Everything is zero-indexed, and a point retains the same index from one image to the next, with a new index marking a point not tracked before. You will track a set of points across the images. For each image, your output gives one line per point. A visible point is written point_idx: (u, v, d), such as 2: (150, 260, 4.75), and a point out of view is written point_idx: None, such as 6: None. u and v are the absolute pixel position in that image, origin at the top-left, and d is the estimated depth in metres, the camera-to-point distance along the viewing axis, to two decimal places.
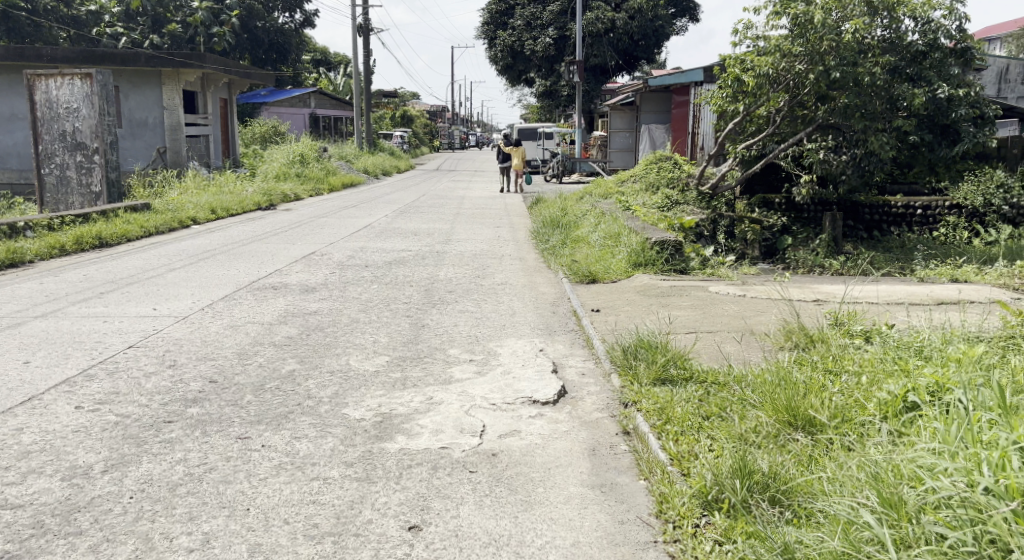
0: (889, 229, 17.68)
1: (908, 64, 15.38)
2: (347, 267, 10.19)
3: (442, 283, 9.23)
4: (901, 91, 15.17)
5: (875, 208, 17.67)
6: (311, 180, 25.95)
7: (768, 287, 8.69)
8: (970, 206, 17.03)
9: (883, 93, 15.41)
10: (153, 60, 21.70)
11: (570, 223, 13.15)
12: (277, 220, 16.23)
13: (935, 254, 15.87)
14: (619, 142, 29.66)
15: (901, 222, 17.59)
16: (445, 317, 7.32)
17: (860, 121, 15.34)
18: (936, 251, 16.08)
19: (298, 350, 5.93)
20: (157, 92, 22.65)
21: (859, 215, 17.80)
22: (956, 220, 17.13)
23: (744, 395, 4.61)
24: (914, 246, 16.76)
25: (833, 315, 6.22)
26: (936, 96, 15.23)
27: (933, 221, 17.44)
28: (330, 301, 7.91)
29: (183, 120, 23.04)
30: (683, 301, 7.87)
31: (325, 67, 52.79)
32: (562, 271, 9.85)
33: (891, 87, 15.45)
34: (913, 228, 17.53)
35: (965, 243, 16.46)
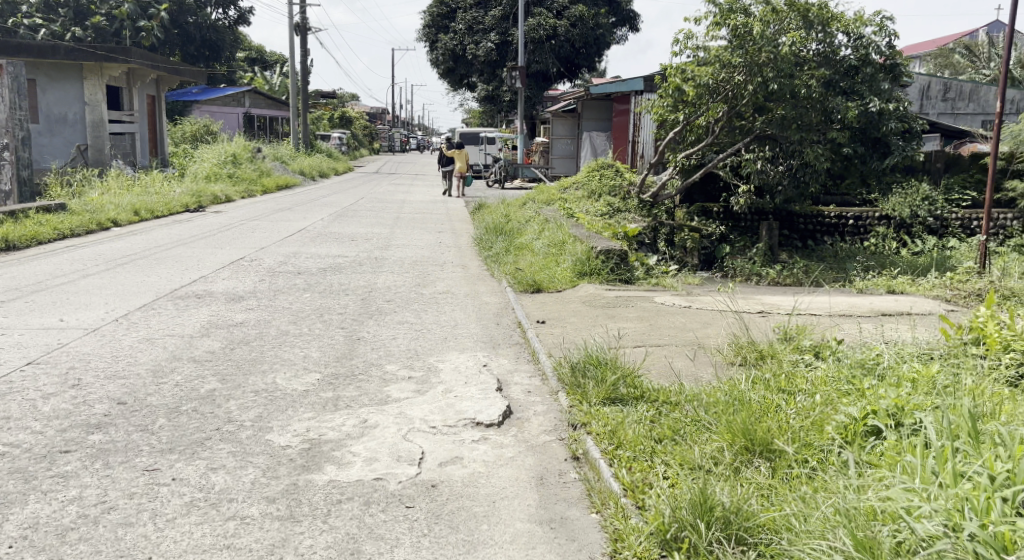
0: (822, 238, 17.86)
1: (842, 78, 15.54)
2: (277, 274, 9.73)
3: (379, 291, 8.83)
4: (836, 104, 15.31)
5: (809, 219, 17.78)
6: (244, 181, 25.22)
7: (712, 297, 8.45)
8: (898, 218, 17.51)
9: (817, 105, 15.50)
10: (73, 53, 20.80)
11: (512, 230, 12.86)
12: (206, 223, 15.62)
13: (867, 263, 16.17)
14: (560, 149, 29.52)
15: (833, 232, 17.81)
16: (382, 329, 6.94)
17: (797, 133, 15.43)
18: (869, 260, 16.36)
19: (219, 368, 5.52)
20: (77, 86, 21.73)
21: (794, 225, 17.84)
22: (885, 231, 17.58)
23: (700, 415, 4.28)
24: (849, 255, 16.96)
25: (782, 329, 5.87)
26: (868, 109, 15.41)
27: (864, 232, 17.79)
28: (258, 311, 7.47)
29: (106, 116, 22.14)
30: (626, 313, 7.57)
31: (261, 67, 51.68)
32: (505, 279, 9.57)
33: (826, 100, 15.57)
34: (845, 238, 17.77)
35: (894, 253, 17.01)
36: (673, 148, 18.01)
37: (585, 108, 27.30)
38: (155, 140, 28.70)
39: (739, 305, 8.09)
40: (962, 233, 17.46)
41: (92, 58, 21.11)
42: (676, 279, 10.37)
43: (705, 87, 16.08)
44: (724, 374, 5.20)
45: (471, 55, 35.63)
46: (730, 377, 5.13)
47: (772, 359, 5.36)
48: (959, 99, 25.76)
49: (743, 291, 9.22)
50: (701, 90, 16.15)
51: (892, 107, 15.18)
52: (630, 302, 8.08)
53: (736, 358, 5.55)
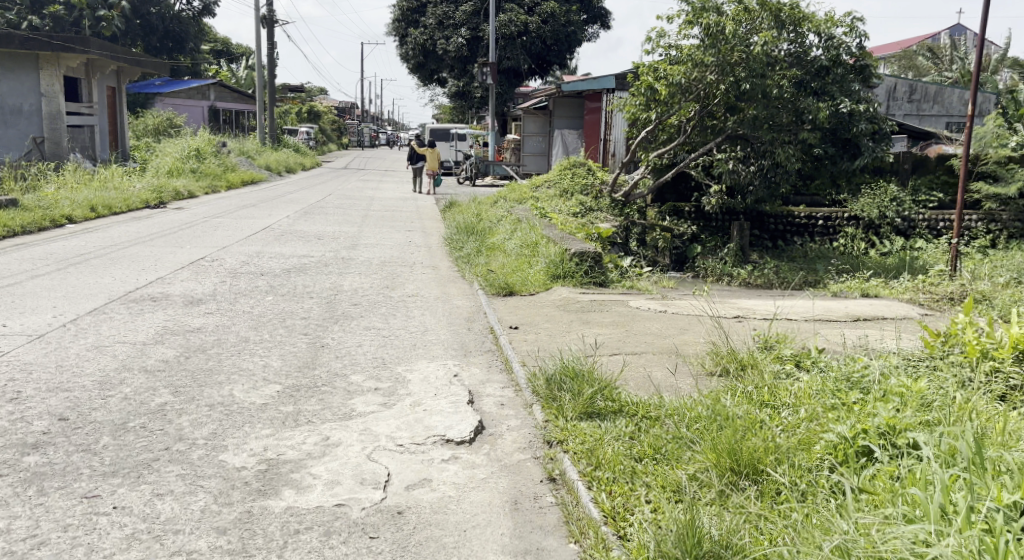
0: (793, 239, 17.86)
1: (813, 78, 15.45)
2: (239, 274, 9.40)
3: (345, 294, 8.54)
4: (807, 105, 15.23)
5: (780, 218, 17.79)
6: (208, 176, 24.69)
7: (687, 302, 8.25)
8: (867, 219, 17.50)
9: (789, 104, 15.39)
10: (28, 43, 20.17)
11: (484, 229, 12.59)
12: (166, 220, 15.20)
13: (837, 265, 16.10)
14: (531, 146, 29.31)
15: (803, 233, 17.81)
16: (347, 335, 6.67)
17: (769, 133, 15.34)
18: (838, 261, 16.34)
19: (172, 379, 5.22)
20: (33, 77, 21.10)
21: (765, 225, 17.87)
22: (854, 232, 17.56)
23: (683, 431, 4.05)
24: (820, 256, 16.90)
25: (762, 337, 5.64)
26: (838, 110, 15.48)
27: (833, 233, 17.77)
28: (216, 315, 7.17)
29: (63, 108, 21.54)
30: (600, 318, 7.33)
31: (227, 59, 50.87)
32: (476, 281, 9.32)
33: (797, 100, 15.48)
34: (814, 239, 17.76)
35: (863, 254, 17.02)
36: (645, 148, 17.86)
37: (556, 106, 27.08)
38: (117, 134, 28.04)
39: (714, 309, 7.89)
40: (929, 234, 17.45)
41: (48, 48, 20.53)
42: (651, 281, 10.17)
43: (678, 86, 15.94)
44: (704, 385, 4.98)
45: (441, 51, 35.28)
46: (711, 388, 4.91)
47: (754, 369, 5.15)
48: (924, 101, 25.90)
49: (718, 294, 9.02)
50: (673, 89, 16.01)
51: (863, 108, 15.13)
52: (605, 306, 7.86)
53: (715, 367, 5.33)
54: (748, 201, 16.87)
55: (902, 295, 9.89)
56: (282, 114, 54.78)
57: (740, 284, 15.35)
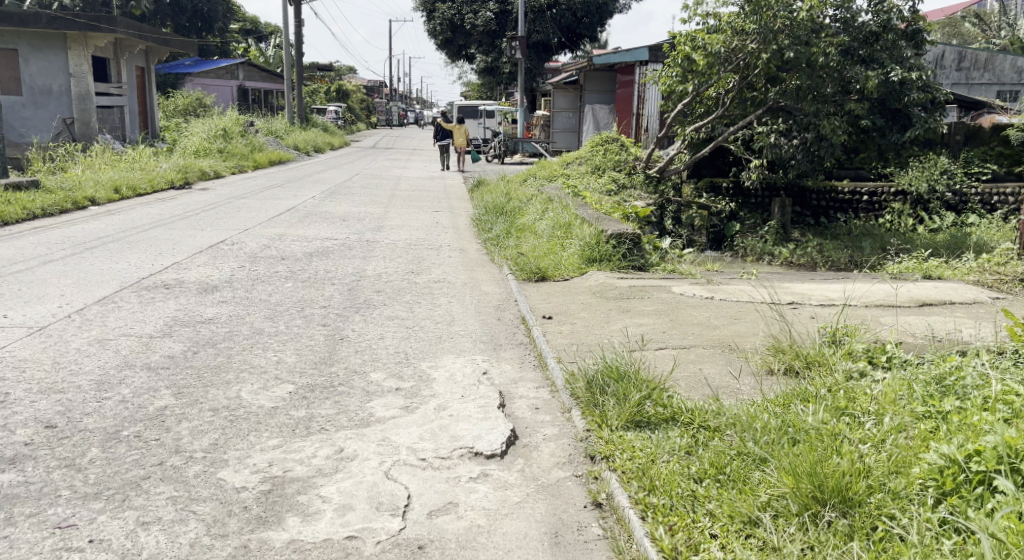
0: (835, 215, 17.06)
1: (861, 46, 14.66)
2: (259, 259, 8.93)
3: (369, 280, 8.04)
4: (854, 74, 14.41)
5: (822, 194, 16.98)
6: (235, 156, 24.34)
7: (735, 286, 7.66)
8: (915, 193, 16.66)
9: (835, 74, 14.62)
10: (56, 22, 19.91)
11: (514, 210, 12.03)
12: (190, 201, 14.82)
13: (882, 243, 15.36)
14: (562, 122, 28.64)
15: (847, 209, 17.04)
16: (369, 327, 6.16)
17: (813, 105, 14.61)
18: (885, 238, 15.56)
19: (176, 376, 4.73)
20: (62, 57, 20.76)
21: (806, 201, 17.04)
22: (901, 207, 16.72)
23: (750, 445, 3.53)
24: (865, 234, 16.12)
25: (829, 330, 5.08)
26: (889, 79, 14.54)
27: (878, 208, 16.96)
28: (232, 304, 6.71)
29: (92, 89, 21.22)
30: (640, 308, 6.74)
31: (255, 37, 50.44)
32: (506, 266, 8.81)
33: (844, 70, 14.70)
34: (858, 215, 16.98)
35: (910, 230, 16.18)
36: (681, 122, 17.16)
37: (587, 80, 26.32)
38: (145, 114, 27.75)
39: (764, 295, 7.30)
40: (982, 208, 16.64)
41: (75, 27, 20.19)
42: (692, 264, 9.59)
43: (718, 55, 15.19)
44: (765, 388, 4.45)
45: (469, 26, 34.62)
46: (773, 391, 4.38)
47: (820, 369, 4.61)
48: (974, 68, 24.79)
49: (767, 276, 8.43)
50: (712, 59, 15.29)
51: (914, 76, 14.34)
52: (647, 292, 7.30)
53: (775, 366, 4.80)
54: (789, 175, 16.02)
55: (966, 276, 9.21)
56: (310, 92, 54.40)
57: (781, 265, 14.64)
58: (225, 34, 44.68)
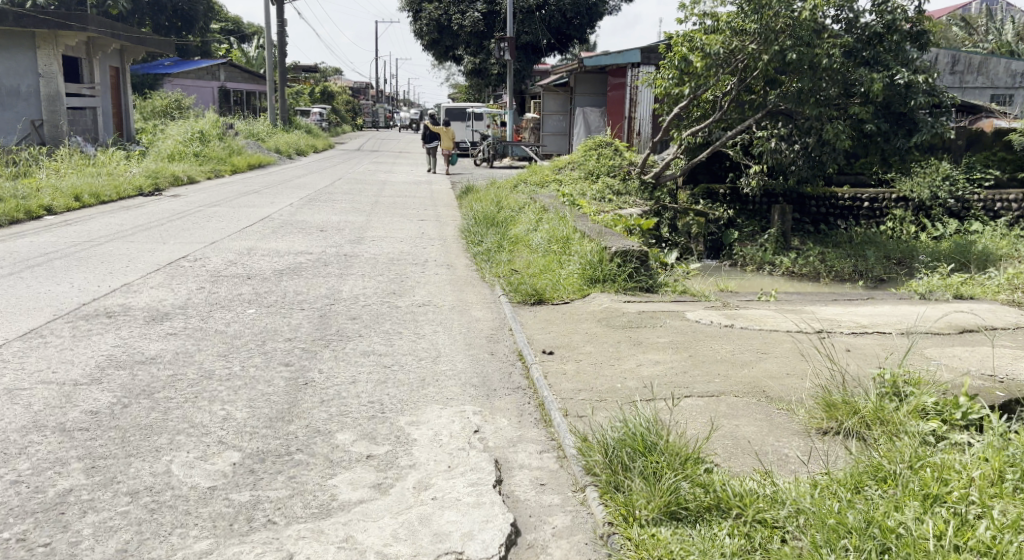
0: (835, 222, 16.29)
1: (865, 46, 13.92)
2: (221, 279, 8.02)
3: (343, 304, 7.14)
4: (859, 75, 13.65)
5: (822, 200, 16.24)
6: (212, 160, 23.37)
7: (754, 310, 6.87)
8: (917, 200, 15.90)
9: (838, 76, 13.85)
10: (23, 20, 18.90)
11: (505, 220, 11.16)
12: (158, 210, 13.86)
13: (887, 252, 14.55)
14: (551, 125, 27.81)
15: (847, 216, 16.23)
16: (339, 368, 5.27)
17: (815, 108, 13.86)
18: (888, 246, 14.76)
19: (94, 440, 3.82)
20: (30, 57, 19.78)
21: (805, 207, 16.34)
22: (903, 214, 15.89)
23: (828, 556, 2.71)
24: (867, 242, 15.27)
25: (894, 372, 4.13)
26: (894, 81, 13.69)
27: (880, 215, 16.16)
28: (182, 337, 5.80)
29: (62, 90, 20.27)
30: (652, 340, 5.90)
31: (238, 38, 49.26)
32: (499, 285, 7.99)
33: (847, 72, 13.95)
34: (859, 222, 16.16)
35: (913, 237, 15.40)
36: (677, 126, 16.36)
37: (577, 83, 25.52)
38: (120, 117, 26.68)
39: (790, 322, 6.50)
40: (986, 215, 15.77)
41: (45, 26, 19.23)
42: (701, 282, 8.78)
43: (716, 57, 14.47)
44: (824, 459, 3.60)
45: (456, 27, 33.76)
46: (835, 462, 3.52)
47: (886, 427, 3.74)
48: (967, 72, 24.12)
49: (786, 296, 7.64)
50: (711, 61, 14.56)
51: (922, 78, 13.59)
52: (657, 319, 6.45)
53: (827, 422, 3.94)
54: (789, 182, 15.28)
55: (998, 294, 8.38)
56: (294, 95, 53.29)
57: (781, 277, 13.89)
58: (206, 34, 43.58)
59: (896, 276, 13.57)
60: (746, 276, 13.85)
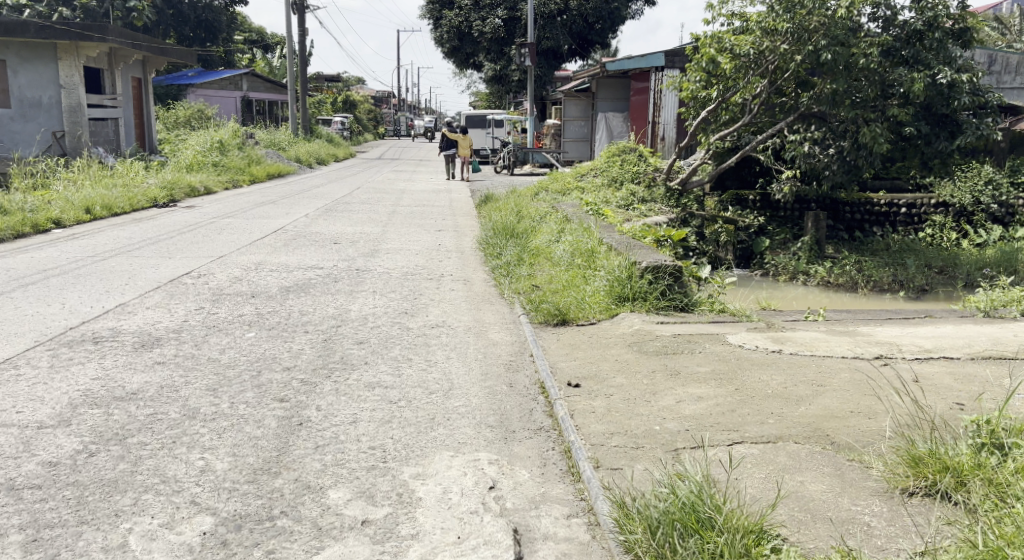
0: (871, 229, 15.46)
1: (904, 45, 13.19)
2: (223, 297, 7.46)
3: (350, 326, 6.55)
4: (897, 76, 12.92)
5: (857, 206, 15.41)
6: (231, 170, 22.97)
7: (802, 334, 6.25)
8: (959, 205, 15.12)
9: (875, 77, 13.16)
10: (43, 31, 18.56)
11: (526, 231, 10.56)
12: (170, 221, 13.40)
13: (928, 260, 13.76)
14: (573, 131, 27.18)
15: (883, 222, 15.41)
16: (340, 403, 4.69)
17: (852, 110, 13.14)
18: (928, 254, 13.96)
19: (44, 503, 3.29)
20: (52, 68, 19.48)
21: (839, 214, 15.49)
22: (943, 220, 15.12)
23: None
24: (906, 250, 14.44)
25: (993, 419, 3.49)
26: (936, 81, 12.94)
27: (918, 222, 15.35)
28: (170, 366, 5.24)
29: (84, 100, 19.93)
30: (692, 370, 5.28)
31: (260, 47, 49.01)
32: (520, 302, 7.41)
33: (884, 73, 13.24)
34: (897, 229, 15.37)
35: (954, 245, 14.62)
36: (704, 129, 15.66)
37: (600, 87, 24.89)
38: (141, 127, 26.39)
39: (844, 348, 5.87)
40: None
41: (66, 37, 18.90)
42: (738, 299, 8.15)
43: (745, 58, 13.83)
44: (916, 533, 3.00)
45: (477, 32, 33.23)
46: (932, 540, 2.92)
47: (990, 492, 3.12)
48: (1005, 72, 23.11)
49: (835, 315, 6.99)
50: (740, 62, 13.91)
51: (966, 77, 12.86)
52: (696, 345, 5.83)
53: (913, 481, 3.31)
54: (823, 188, 14.49)
55: None
56: (315, 103, 53.03)
57: (814, 288, 13.17)
58: (228, 44, 43.35)
59: (940, 287, 12.84)
60: (779, 288, 13.16)
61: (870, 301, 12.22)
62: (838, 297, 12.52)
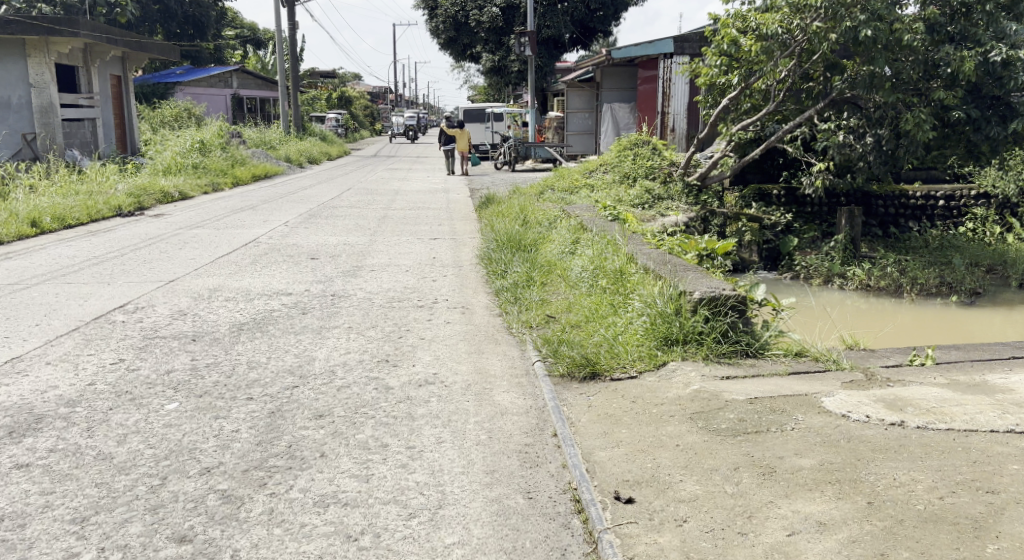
0: (907, 225, 13.46)
1: (950, 19, 11.30)
2: (153, 341, 5.73)
3: (310, 386, 4.87)
4: (943, 55, 11.02)
5: (891, 198, 13.44)
6: (211, 172, 21.19)
7: (920, 393, 4.67)
8: (1001, 196, 13.27)
9: (916, 57, 11.29)
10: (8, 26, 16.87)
11: (535, 242, 8.93)
12: (128, 234, 11.67)
13: (974, 257, 12.05)
14: (577, 123, 25.45)
15: (920, 217, 13.47)
16: (274, 546, 3.09)
17: (891, 95, 11.24)
18: (973, 250, 12.23)
19: None
20: (21, 66, 17.73)
21: (871, 208, 13.54)
22: (985, 214, 13.25)
23: None
24: (949, 248, 12.55)
25: None
26: (988, 59, 10.93)
27: (956, 216, 13.50)
28: (36, 474, 3.59)
29: (57, 100, 18.24)
30: (794, 469, 3.66)
31: (253, 43, 47.05)
32: (533, 343, 5.77)
33: (926, 51, 11.38)
34: (935, 223, 13.43)
35: (1000, 241, 12.83)
36: (724, 118, 13.87)
37: (605, 77, 23.03)
38: (122, 127, 24.62)
39: (989, 415, 4.31)
40: None
41: (31, 32, 17.17)
42: (811, 337, 6.69)
43: (772, 39, 11.83)
44: None
45: (473, 22, 31.56)
46: None
47: None
48: None
49: (944, 357, 5.49)
50: (767, 42, 11.92)
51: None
52: (784, 417, 4.22)
53: None
54: (861, 181, 12.56)
55: None
56: (309, 101, 51.11)
57: (853, 294, 11.37)
58: (219, 39, 41.53)
59: (993, 290, 11.26)
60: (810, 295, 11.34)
61: (917, 310, 10.56)
62: (879, 305, 10.82)
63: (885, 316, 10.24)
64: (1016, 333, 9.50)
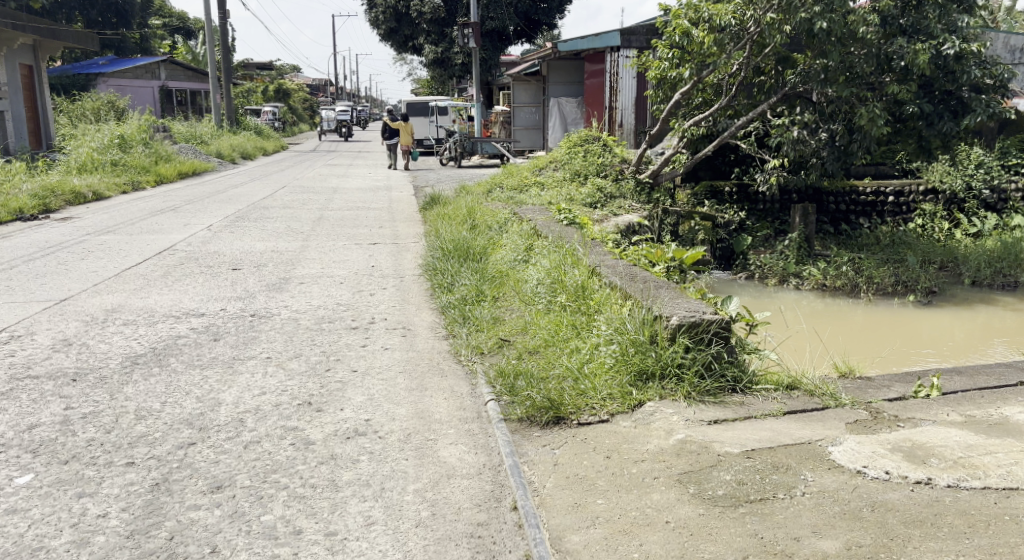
0: (857, 222, 12.94)
1: (902, 11, 10.42)
2: (20, 384, 4.75)
3: (210, 444, 3.96)
4: (895, 48, 10.20)
5: (841, 195, 12.87)
6: (132, 169, 19.80)
7: (938, 436, 3.92)
8: (949, 192, 12.65)
9: (868, 50, 10.49)
10: None
11: (484, 249, 8.09)
12: (25, 241, 10.49)
13: (927, 254, 11.55)
14: (523, 119, 24.65)
15: (870, 213, 12.93)
16: None
17: (845, 89, 10.57)
18: (924, 247, 11.73)
19: None
20: None
21: (822, 205, 12.98)
22: (932, 210, 12.64)
23: None
24: (900, 244, 12.02)
25: None
26: (941, 53, 10.25)
27: (905, 211, 12.89)
28: None
29: None
30: (815, 558, 2.94)
31: (184, 33, 45.06)
32: (485, 375, 4.93)
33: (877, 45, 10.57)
34: (884, 220, 12.86)
35: (947, 238, 12.19)
36: (675, 114, 13.15)
37: (550, 70, 22.30)
38: (35, 120, 22.97)
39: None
40: None
41: None
42: (798, 367, 5.92)
43: (725, 30, 11.26)
44: None
45: (415, 14, 30.54)
46: None
47: None
48: None
49: (950, 386, 4.75)
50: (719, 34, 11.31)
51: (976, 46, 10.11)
52: (791, 477, 3.45)
53: None
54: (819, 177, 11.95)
55: None
56: (243, 93, 49.24)
57: (810, 294, 10.70)
58: (145, 29, 39.60)
59: (949, 289, 10.69)
60: (764, 297, 10.66)
61: (873, 311, 9.93)
62: (836, 306, 10.19)
63: (841, 319, 9.57)
64: (979, 336, 8.88)
